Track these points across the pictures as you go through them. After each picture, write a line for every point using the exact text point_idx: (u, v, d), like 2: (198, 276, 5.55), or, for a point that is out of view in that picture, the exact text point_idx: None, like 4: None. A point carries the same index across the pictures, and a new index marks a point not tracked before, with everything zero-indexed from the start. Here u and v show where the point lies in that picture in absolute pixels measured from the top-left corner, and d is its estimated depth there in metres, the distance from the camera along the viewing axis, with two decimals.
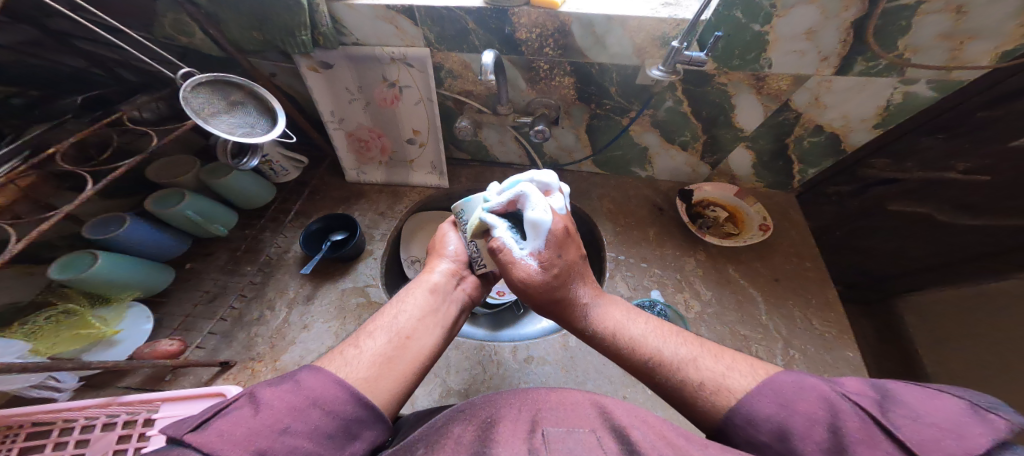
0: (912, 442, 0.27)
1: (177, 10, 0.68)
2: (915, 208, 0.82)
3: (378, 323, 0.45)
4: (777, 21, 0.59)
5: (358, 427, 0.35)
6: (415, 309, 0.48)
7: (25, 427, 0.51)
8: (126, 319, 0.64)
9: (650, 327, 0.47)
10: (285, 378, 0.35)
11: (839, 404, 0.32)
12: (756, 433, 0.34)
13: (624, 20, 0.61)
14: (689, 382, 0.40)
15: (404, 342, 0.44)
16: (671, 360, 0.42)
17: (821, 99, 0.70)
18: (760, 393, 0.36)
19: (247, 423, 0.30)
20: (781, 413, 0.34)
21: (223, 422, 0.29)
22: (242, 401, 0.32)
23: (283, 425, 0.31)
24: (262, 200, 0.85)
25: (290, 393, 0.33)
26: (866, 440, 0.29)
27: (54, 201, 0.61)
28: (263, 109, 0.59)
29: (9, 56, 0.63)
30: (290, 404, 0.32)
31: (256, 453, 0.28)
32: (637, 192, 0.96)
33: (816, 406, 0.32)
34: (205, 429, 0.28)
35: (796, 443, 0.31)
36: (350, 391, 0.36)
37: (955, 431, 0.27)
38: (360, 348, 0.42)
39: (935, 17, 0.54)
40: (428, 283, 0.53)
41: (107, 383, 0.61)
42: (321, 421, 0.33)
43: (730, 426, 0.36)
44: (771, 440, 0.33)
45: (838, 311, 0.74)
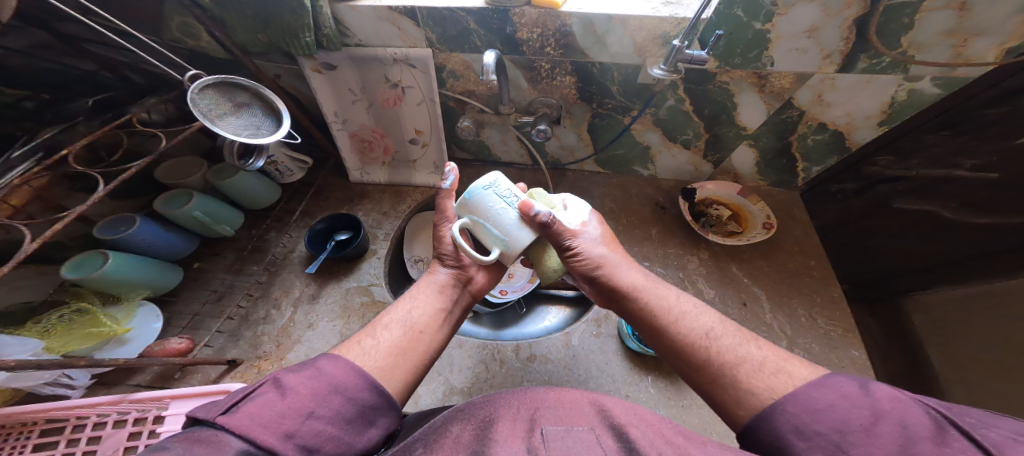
0: (989, 441, 0.27)
1: (184, 13, 0.69)
2: (921, 205, 0.81)
3: (392, 317, 0.46)
4: (778, 19, 0.58)
5: (374, 414, 0.36)
6: (426, 305, 0.49)
7: (40, 424, 0.53)
8: (136, 318, 0.65)
9: (699, 308, 0.49)
10: (308, 365, 0.36)
11: (911, 407, 0.31)
12: (810, 422, 0.33)
13: (624, 19, 0.61)
14: (749, 361, 0.41)
15: (417, 336, 0.45)
16: (721, 337, 0.44)
17: (825, 96, 0.69)
18: (823, 383, 0.36)
19: (274, 406, 0.31)
20: (842, 405, 0.33)
21: (252, 404, 0.30)
22: (267, 386, 0.33)
23: (308, 409, 0.32)
24: (268, 200, 0.86)
25: (313, 380, 0.35)
26: (936, 438, 0.28)
27: (65, 201, 0.63)
28: (268, 110, 0.60)
29: (20, 60, 0.64)
30: (313, 390, 0.34)
31: (285, 434, 0.30)
32: (639, 191, 0.96)
33: (888, 403, 0.32)
34: (234, 412, 0.29)
35: (854, 437, 0.31)
36: (368, 378, 0.37)
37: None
38: (376, 339, 0.43)
39: (939, 14, 0.54)
40: (435, 283, 0.53)
41: (119, 381, 0.62)
42: (342, 407, 0.34)
43: (778, 411, 0.35)
44: (828, 429, 0.32)
45: (843, 310, 0.74)
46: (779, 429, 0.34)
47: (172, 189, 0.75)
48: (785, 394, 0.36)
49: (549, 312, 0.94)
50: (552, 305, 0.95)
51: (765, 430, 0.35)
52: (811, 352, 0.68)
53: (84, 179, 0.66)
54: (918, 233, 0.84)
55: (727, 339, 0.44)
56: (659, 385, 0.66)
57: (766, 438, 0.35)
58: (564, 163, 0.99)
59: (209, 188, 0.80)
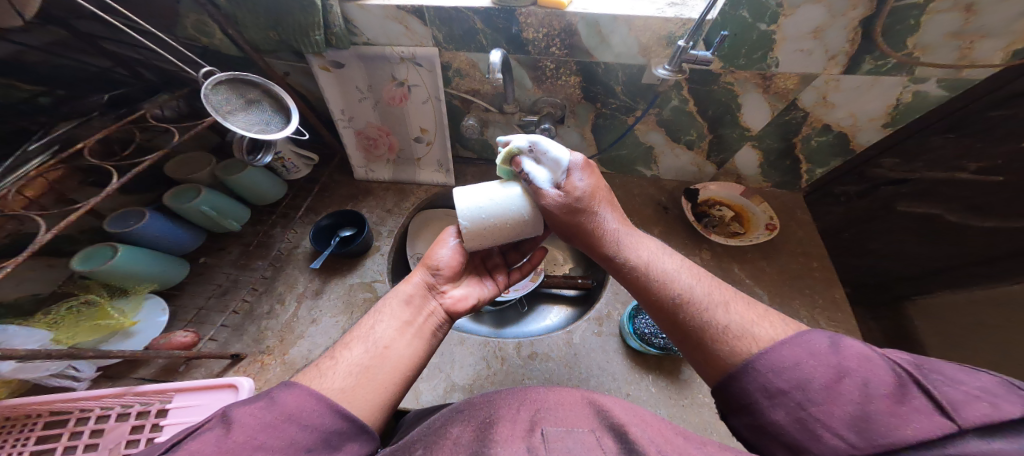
0: (944, 400, 0.27)
1: (199, 11, 0.70)
2: (925, 208, 0.81)
3: (355, 335, 0.45)
4: (784, 20, 0.59)
5: (340, 439, 0.34)
6: (391, 320, 0.47)
7: (44, 416, 0.54)
8: (143, 311, 0.66)
9: (679, 269, 0.49)
10: (261, 395, 0.34)
11: (876, 365, 0.32)
12: (774, 379, 0.35)
13: (629, 19, 0.62)
14: (714, 324, 0.42)
15: (382, 352, 0.43)
16: (694, 299, 0.45)
17: (829, 98, 0.70)
18: (790, 342, 0.36)
19: (218, 442, 0.29)
20: (805, 361, 0.35)
21: (193, 443, 0.29)
22: (214, 422, 0.31)
23: (257, 443, 0.30)
24: (273, 197, 0.87)
25: (264, 411, 0.32)
26: (894, 396, 0.29)
27: (76, 195, 0.64)
28: (278, 107, 0.61)
29: (39, 56, 0.66)
30: (265, 421, 0.32)
31: None
32: (642, 191, 0.96)
33: (853, 360, 0.33)
34: (173, 452, 0.28)
35: (816, 393, 0.32)
36: (328, 403, 0.35)
37: (990, 396, 0.26)
38: (336, 359, 0.41)
39: (944, 16, 0.54)
40: (403, 293, 0.51)
41: (123, 373, 0.63)
42: (298, 436, 0.32)
43: (750, 369, 0.37)
44: (790, 387, 0.34)
45: (844, 311, 0.74)
46: (746, 387, 0.36)
47: (180, 185, 0.76)
48: (751, 355, 0.38)
49: (551, 311, 0.94)
50: (553, 305, 0.96)
51: (734, 385, 0.37)
52: None
53: (97, 172, 0.67)
54: (922, 235, 0.84)
55: (700, 302, 0.44)
56: (659, 384, 0.67)
57: (738, 397, 0.37)
58: None
59: (217, 184, 0.81)
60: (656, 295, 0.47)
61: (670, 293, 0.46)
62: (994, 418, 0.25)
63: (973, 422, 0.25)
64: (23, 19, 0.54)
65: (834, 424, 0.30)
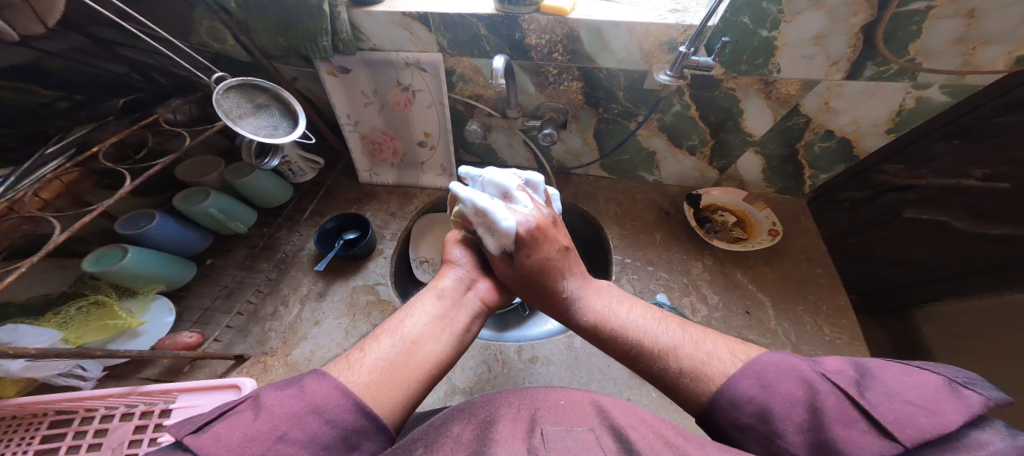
0: (886, 420, 0.29)
1: (212, 18, 0.72)
2: (931, 215, 0.81)
3: (386, 327, 0.44)
4: (785, 26, 0.59)
5: (358, 438, 0.35)
6: (421, 314, 0.46)
7: (50, 415, 0.54)
8: (150, 311, 0.67)
9: (633, 314, 0.47)
10: (292, 383, 0.35)
11: (817, 386, 0.33)
12: (741, 415, 0.35)
13: (631, 26, 0.63)
14: (669, 372, 0.40)
15: (410, 347, 0.42)
16: (648, 347, 0.42)
17: (831, 104, 0.70)
18: (741, 376, 0.36)
19: (244, 428, 0.31)
20: (763, 393, 0.35)
21: (222, 425, 0.31)
22: (245, 404, 0.33)
23: (280, 433, 0.31)
24: (280, 200, 0.88)
25: (292, 400, 0.34)
26: (842, 418, 0.30)
27: (90, 197, 0.65)
28: (286, 111, 0.62)
29: (57, 62, 0.67)
30: (290, 411, 0.33)
31: None
32: (645, 196, 0.96)
33: (796, 386, 0.34)
34: (204, 432, 0.30)
35: (778, 423, 0.33)
36: (352, 400, 0.36)
37: (926, 405, 0.28)
38: (365, 352, 0.41)
39: (946, 22, 0.54)
40: (437, 288, 0.51)
41: (129, 373, 0.63)
42: (318, 431, 0.33)
43: (716, 409, 0.36)
44: (755, 422, 0.34)
45: (850, 318, 0.73)
46: (718, 424, 0.37)
47: (190, 187, 0.77)
48: (708, 399, 0.37)
49: None
50: None
51: (706, 420, 0.38)
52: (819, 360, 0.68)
53: (111, 175, 0.69)
54: (929, 242, 0.83)
55: (654, 350, 0.42)
56: (662, 390, 0.66)
57: (711, 427, 0.37)
58: (570, 167, 1.00)
59: (225, 187, 0.83)
60: (612, 348, 0.45)
61: (624, 343, 0.44)
62: (932, 436, 0.27)
63: (913, 441, 0.27)
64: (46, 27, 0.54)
65: (797, 451, 0.31)
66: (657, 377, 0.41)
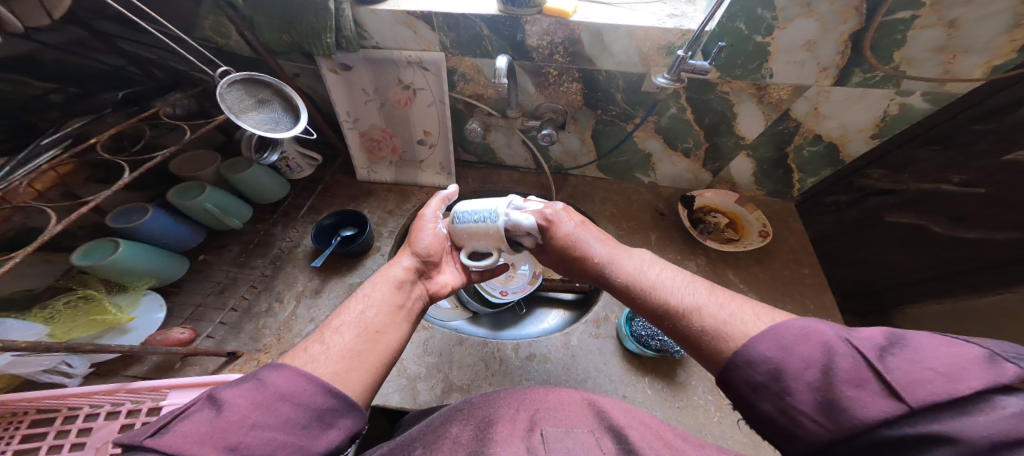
0: (898, 383, 0.27)
1: (217, 13, 0.72)
2: (911, 219, 0.84)
3: (343, 319, 0.44)
4: (778, 32, 0.62)
5: (328, 416, 0.35)
6: (380, 304, 0.47)
7: (31, 414, 0.53)
8: (140, 306, 0.65)
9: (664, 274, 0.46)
10: (248, 377, 0.34)
11: (835, 347, 0.31)
12: (754, 373, 0.34)
13: (631, 29, 0.64)
14: (694, 329, 0.39)
15: (373, 336, 0.43)
16: (677, 296, 0.43)
17: (821, 108, 0.72)
18: (761, 337, 0.35)
19: (211, 423, 0.30)
20: (780, 355, 0.33)
21: (184, 425, 0.29)
22: (201, 403, 0.31)
23: (252, 421, 0.31)
24: (276, 196, 0.87)
25: (255, 391, 0.33)
26: (854, 380, 0.29)
27: (82, 191, 0.64)
28: (288, 107, 0.62)
29: (52, 54, 0.66)
30: (256, 401, 0.32)
31: (226, 449, 0.29)
32: (639, 197, 0.98)
33: (815, 349, 0.32)
34: (165, 432, 0.29)
35: (789, 382, 0.31)
36: (318, 382, 0.36)
37: (943, 370, 0.26)
38: (326, 344, 0.41)
39: (930, 31, 0.57)
40: (394, 277, 0.51)
41: (116, 371, 0.62)
42: (290, 413, 0.33)
43: (731, 367, 0.35)
44: (766, 380, 0.33)
45: (835, 316, 0.76)
46: (731, 382, 0.35)
47: (185, 182, 0.76)
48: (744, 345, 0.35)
49: (549, 314, 0.95)
50: (552, 308, 0.97)
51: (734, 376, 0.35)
52: None
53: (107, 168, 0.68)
54: (910, 245, 0.86)
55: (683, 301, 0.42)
56: (656, 387, 0.67)
57: (729, 388, 0.36)
58: (567, 168, 1.01)
59: (221, 181, 0.82)
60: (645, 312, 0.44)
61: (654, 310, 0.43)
62: (948, 397, 0.25)
63: (921, 402, 0.25)
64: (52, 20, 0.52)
65: (807, 409, 0.30)
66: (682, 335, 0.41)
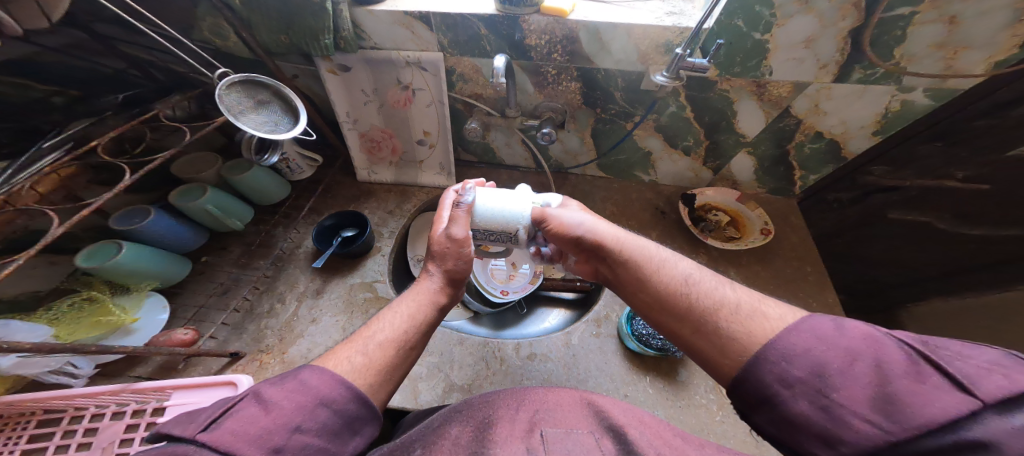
0: (962, 376, 0.25)
1: (215, 14, 0.72)
2: (913, 216, 0.83)
3: (376, 329, 0.43)
4: (777, 29, 0.61)
5: (358, 423, 0.36)
6: (410, 316, 0.46)
7: (38, 414, 0.53)
8: (143, 308, 0.66)
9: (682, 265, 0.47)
10: (290, 377, 0.35)
11: (883, 342, 0.30)
12: (790, 368, 0.32)
13: (629, 27, 0.64)
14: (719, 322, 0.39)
15: (407, 352, 0.44)
16: (699, 285, 0.43)
17: (821, 105, 0.72)
18: (796, 330, 0.34)
19: (258, 422, 0.30)
20: (820, 349, 0.32)
21: (232, 420, 0.29)
22: (248, 400, 0.32)
23: (294, 423, 0.32)
24: (277, 197, 0.88)
25: (298, 393, 0.34)
26: (911, 375, 0.27)
27: (85, 193, 0.65)
28: (287, 108, 0.62)
29: (53, 56, 0.67)
30: (298, 404, 0.33)
31: (270, 451, 0.29)
32: (640, 196, 0.98)
33: (859, 342, 0.31)
34: (214, 428, 0.29)
35: (833, 377, 0.30)
36: (355, 391, 0.36)
37: (1002, 368, 0.25)
38: (365, 354, 0.40)
39: (930, 27, 0.56)
40: (426, 289, 0.50)
41: (121, 371, 0.62)
42: (327, 419, 0.34)
43: (760, 364, 0.34)
44: (805, 375, 0.31)
45: (837, 314, 0.75)
46: (761, 380, 0.33)
47: (186, 184, 0.77)
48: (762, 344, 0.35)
49: (550, 313, 0.95)
50: (553, 308, 0.97)
51: (751, 379, 0.34)
52: None
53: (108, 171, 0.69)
54: (913, 242, 0.86)
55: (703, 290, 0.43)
56: (657, 386, 0.67)
57: (754, 385, 0.33)
58: (566, 167, 1.01)
59: (222, 183, 0.82)
60: (662, 304, 0.45)
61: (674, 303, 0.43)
62: (1018, 391, 0.23)
63: (994, 396, 0.23)
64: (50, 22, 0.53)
65: (855, 408, 0.28)
66: (698, 332, 0.40)
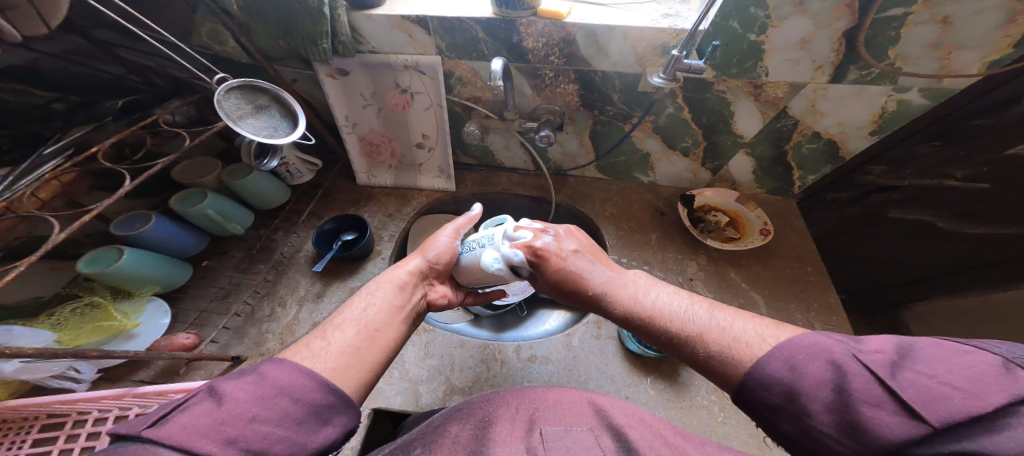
0: (916, 400, 0.27)
1: (214, 20, 0.72)
2: (913, 214, 0.83)
3: (345, 316, 0.44)
4: (772, 31, 0.62)
5: (325, 413, 0.36)
6: (382, 302, 0.47)
7: (41, 418, 0.53)
8: (145, 312, 0.67)
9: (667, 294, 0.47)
10: (248, 370, 0.34)
11: (847, 364, 0.32)
12: (767, 394, 0.35)
13: (625, 30, 0.65)
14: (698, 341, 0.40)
15: (372, 334, 0.44)
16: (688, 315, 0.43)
17: (818, 106, 0.72)
18: (768, 356, 0.36)
19: (210, 415, 0.30)
20: (791, 375, 0.34)
21: (184, 415, 0.29)
22: (202, 394, 0.31)
23: (251, 414, 0.31)
24: (277, 201, 0.88)
25: (254, 385, 0.33)
26: (872, 399, 0.29)
27: (85, 199, 0.65)
28: (286, 113, 0.62)
29: (54, 63, 0.67)
30: (255, 395, 0.33)
31: (223, 442, 0.29)
32: (639, 197, 0.98)
33: (823, 366, 0.33)
34: (163, 424, 0.29)
35: (805, 403, 0.32)
36: (317, 379, 0.36)
37: (963, 388, 0.27)
38: (327, 340, 0.41)
39: (924, 28, 0.57)
40: (396, 278, 0.51)
41: (124, 376, 0.62)
42: (289, 408, 0.34)
43: (744, 389, 0.36)
44: (782, 401, 0.33)
45: (838, 313, 0.75)
46: (747, 404, 0.36)
47: (187, 189, 0.77)
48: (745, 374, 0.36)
49: (551, 315, 0.95)
50: (553, 309, 0.97)
51: (744, 400, 0.36)
52: None
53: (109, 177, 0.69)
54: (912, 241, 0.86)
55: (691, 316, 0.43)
56: (659, 387, 0.67)
57: (744, 408, 0.37)
58: (566, 169, 1.02)
59: (223, 188, 0.83)
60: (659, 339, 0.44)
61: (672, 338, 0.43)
62: (964, 416, 0.25)
63: (943, 421, 0.26)
64: (49, 29, 0.53)
65: (827, 432, 0.31)
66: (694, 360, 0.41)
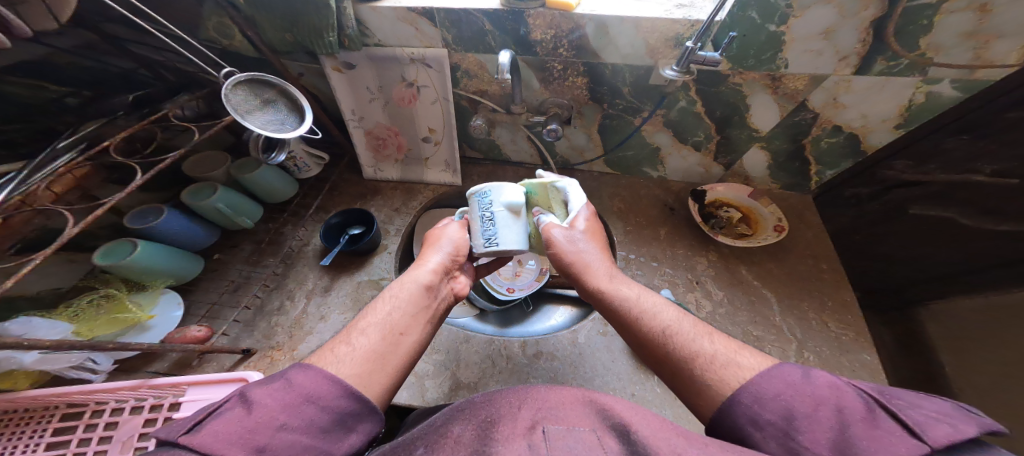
0: (910, 421, 0.30)
1: (221, 13, 0.72)
2: (937, 211, 0.79)
3: (371, 320, 0.45)
4: (794, 21, 0.59)
5: (352, 421, 0.37)
6: (406, 304, 0.48)
7: (62, 408, 0.56)
8: (158, 305, 0.68)
9: (661, 305, 0.49)
10: (277, 377, 0.36)
11: (845, 391, 0.34)
12: (761, 412, 0.35)
13: (637, 21, 0.62)
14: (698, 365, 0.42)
15: (397, 338, 0.44)
16: (680, 332, 0.45)
17: (840, 99, 0.69)
18: (769, 376, 0.37)
19: (242, 422, 0.31)
20: (790, 391, 0.35)
21: (216, 422, 0.30)
22: (234, 401, 0.32)
23: (279, 422, 0.32)
24: (285, 194, 0.89)
25: (281, 391, 0.34)
26: (867, 420, 0.31)
27: (100, 192, 0.67)
28: (293, 107, 0.62)
29: (66, 58, 0.69)
30: (284, 402, 0.34)
31: (256, 449, 0.30)
32: (648, 192, 0.96)
33: (824, 388, 0.34)
34: (199, 430, 0.30)
35: (799, 420, 0.33)
36: (341, 385, 0.37)
37: (948, 418, 0.30)
38: (352, 345, 0.42)
39: (959, 16, 0.53)
40: (417, 278, 0.51)
41: (138, 367, 0.64)
42: (314, 415, 0.34)
43: (734, 404, 0.37)
44: (775, 418, 0.34)
45: (854, 314, 0.73)
46: (734, 422, 0.37)
47: (197, 182, 0.78)
48: (731, 392, 0.38)
49: (556, 311, 0.95)
50: (559, 305, 0.96)
51: (723, 422, 0.38)
52: (821, 355, 0.68)
53: (120, 170, 0.71)
54: (935, 240, 0.82)
55: (684, 334, 0.45)
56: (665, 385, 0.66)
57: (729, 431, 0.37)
58: (573, 163, 1.00)
59: (233, 182, 0.84)
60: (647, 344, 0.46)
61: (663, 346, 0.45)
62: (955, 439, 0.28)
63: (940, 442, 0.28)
64: (59, 23, 0.53)
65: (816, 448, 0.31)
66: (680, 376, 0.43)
